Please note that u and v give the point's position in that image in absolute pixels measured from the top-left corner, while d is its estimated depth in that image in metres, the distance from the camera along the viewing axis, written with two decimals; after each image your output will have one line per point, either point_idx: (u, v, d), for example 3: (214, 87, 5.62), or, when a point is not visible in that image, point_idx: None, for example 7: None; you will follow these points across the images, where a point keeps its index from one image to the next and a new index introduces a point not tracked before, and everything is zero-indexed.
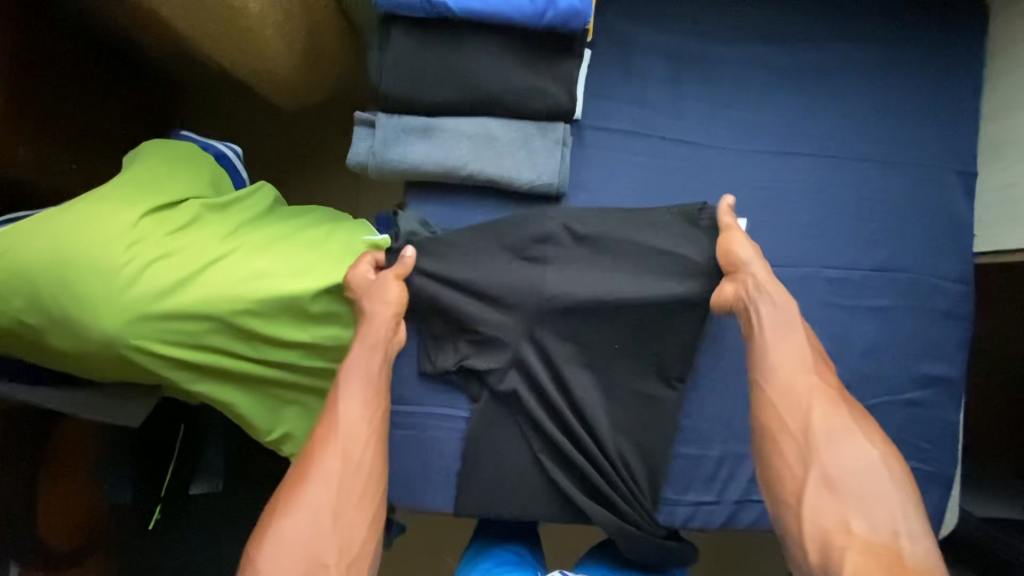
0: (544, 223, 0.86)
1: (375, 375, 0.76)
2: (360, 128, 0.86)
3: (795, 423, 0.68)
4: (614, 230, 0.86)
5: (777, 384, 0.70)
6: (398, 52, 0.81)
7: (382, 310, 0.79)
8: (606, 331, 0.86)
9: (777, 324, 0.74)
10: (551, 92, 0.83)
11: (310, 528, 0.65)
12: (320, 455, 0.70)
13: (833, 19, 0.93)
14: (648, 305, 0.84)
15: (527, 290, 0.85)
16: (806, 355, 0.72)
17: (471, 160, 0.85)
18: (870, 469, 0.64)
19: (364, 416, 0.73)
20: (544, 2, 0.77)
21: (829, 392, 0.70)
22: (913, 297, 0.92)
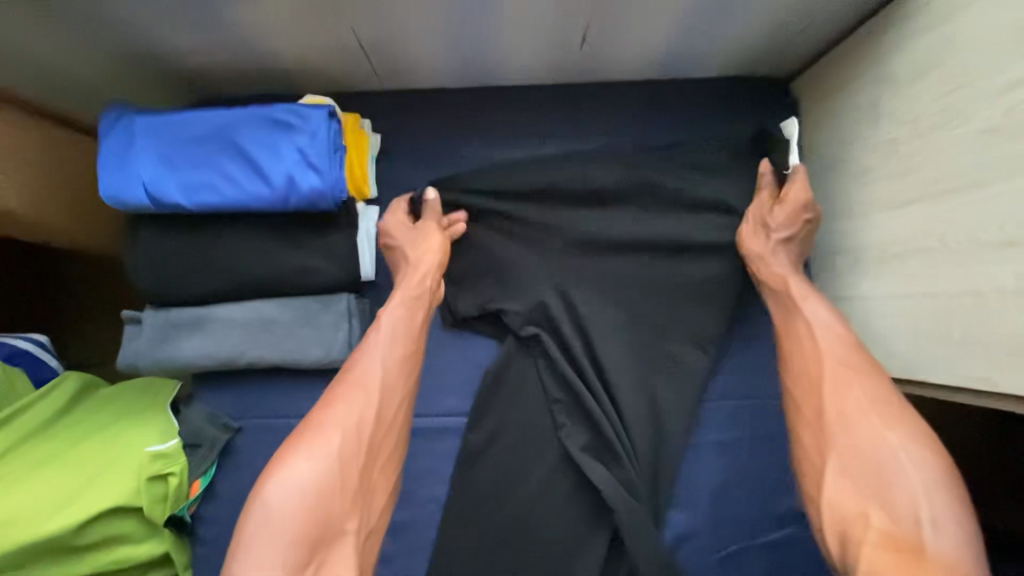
0: (565, 180, 0.83)
1: (410, 327, 0.76)
2: (129, 326, 0.80)
3: (829, 410, 0.65)
4: (649, 172, 0.83)
5: (804, 384, 0.69)
6: (153, 251, 0.76)
7: (424, 258, 0.78)
8: (630, 285, 0.84)
9: (795, 307, 0.74)
10: (321, 269, 0.77)
11: (325, 468, 0.63)
12: (349, 407, 0.68)
13: (633, 130, 0.88)
14: (667, 251, 0.83)
15: (554, 232, 0.84)
16: (848, 349, 0.68)
17: (250, 348, 0.79)
18: (890, 454, 0.60)
19: (398, 376, 0.73)
20: (284, 187, 0.71)
21: (855, 392, 0.65)
22: (761, 425, 0.85)
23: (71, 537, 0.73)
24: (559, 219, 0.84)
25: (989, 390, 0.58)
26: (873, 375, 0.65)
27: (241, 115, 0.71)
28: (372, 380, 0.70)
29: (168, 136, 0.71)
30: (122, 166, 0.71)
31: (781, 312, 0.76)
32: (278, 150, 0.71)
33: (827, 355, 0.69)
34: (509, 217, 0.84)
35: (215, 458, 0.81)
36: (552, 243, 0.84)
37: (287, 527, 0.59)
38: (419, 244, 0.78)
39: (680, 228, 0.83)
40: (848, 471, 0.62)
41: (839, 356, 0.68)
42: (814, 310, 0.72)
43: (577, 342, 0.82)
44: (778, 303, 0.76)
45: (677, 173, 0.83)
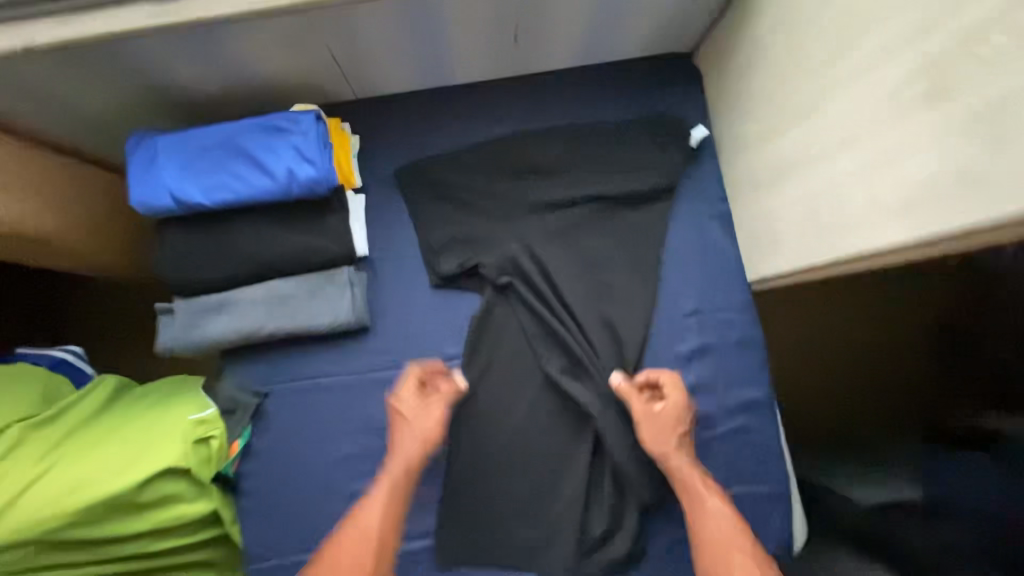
0: (518, 159, 1.02)
1: (401, 493, 0.85)
2: (163, 317, 0.93)
3: (720, 572, 0.77)
4: (585, 145, 1.02)
5: (699, 529, 0.82)
6: (180, 248, 0.91)
7: (418, 434, 0.88)
8: (583, 237, 1.02)
9: (697, 501, 0.84)
10: (323, 245, 0.92)
11: None
12: (350, 573, 0.78)
13: (571, 107, 1.05)
14: (607, 206, 1.02)
15: (514, 202, 1.01)
16: (733, 531, 0.80)
17: (268, 322, 0.92)
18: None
19: (391, 535, 0.83)
20: (286, 179, 0.86)
21: (741, 555, 0.78)
22: (709, 335, 1.00)
23: (134, 494, 0.84)
24: (516, 190, 1.01)
25: (849, 256, 0.75)
26: (747, 540, 0.79)
27: (243, 125, 0.87)
28: (371, 538, 0.81)
29: (183, 149, 0.86)
30: (147, 177, 0.85)
31: (688, 501, 0.85)
32: (277, 149, 0.86)
33: (726, 535, 0.80)
34: (477, 193, 1.01)
35: (249, 420, 0.94)
36: (514, 212, 1.01)
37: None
38: (422, 421, 0.88)
39: (616, 183, 1.00)
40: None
41: (725, 531, 0.80)
42: (715, 505, 0.83)
43: (544, 283, 0.99)
44: (681, 492, 0.86)
45: (607, 144, 1.02)
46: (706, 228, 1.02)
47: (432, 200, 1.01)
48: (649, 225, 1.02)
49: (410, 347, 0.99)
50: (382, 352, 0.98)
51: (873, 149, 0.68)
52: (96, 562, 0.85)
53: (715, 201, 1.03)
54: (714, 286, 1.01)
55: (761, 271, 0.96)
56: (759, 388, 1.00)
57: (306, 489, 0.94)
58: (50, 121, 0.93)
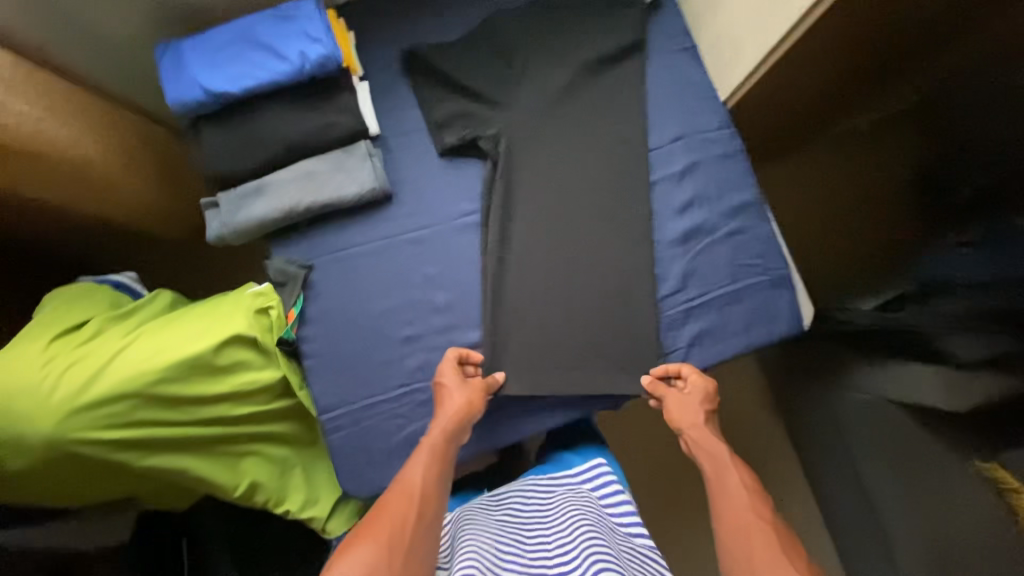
0: (497, 30, 1.11)
1: (446, 443, 0.90)
2: (208, 211, 1.03)
3: (738, 514, 0.80)
4: (556, 10, 1.13)
5: (719, 483, 0.86)
6: (214, 143, 1.01)
7: (457, 398, 0.94)
8: (567, 96, 1.11)
9: (721, 470, 0.87)
10: (339, 122, 1.03)
11: None
12: (398, 501, 0.80)
13: None
14: (584, 59, 1.11)
15: (497, 70, 1.11)
16: (755, 501, 0.81)
17: (303, 199, 1.03)
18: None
19: (435, 477, 0.85)
20: (299, 59, 0.97)
21: (757, 517, 0.78)
22: (696, 153, 1.11)
23: (213, 355, 0.94)
24: (500, 60, 1.11)
25: (801, 15, 0.89)
26: (771, 516, 0.79)
27: (254, 20, 0.99)
28: (415, 487, 0.82)
29: (206, 48, 0.97)
30: (179, 77, 0.97)
31: (712, 472, 0.88)
32: (288, 34, 0.98)
33: (744, 497, 0.82)
34: (460, 69, 1.10)
35: (300, 290, 1.04)
36: (499, 82, 1.10)
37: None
38: (464, 393, 0.95)
39: (589, 42, 1.11)
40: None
41: (753, 504, 0.81)
42: (737, 474, 0.85)
43: (535, 142, 1.10)
44: (707, 468, 0.89)
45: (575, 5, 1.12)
46: (677, 61, 1.13)
47: (427, 80, 1.11)
48: (625, 66, 1.12)
49: (431, 210, 1.09)
50: (406, 216, 1.08)
51: None
52: (186, 424, 0.94)
53: (680, 37, 1.14)
54: (692, 110, 1.12)
55: (732, 81, 1.10)
56: (748, 193, 1.10)
57: (363, 343, 1.04)
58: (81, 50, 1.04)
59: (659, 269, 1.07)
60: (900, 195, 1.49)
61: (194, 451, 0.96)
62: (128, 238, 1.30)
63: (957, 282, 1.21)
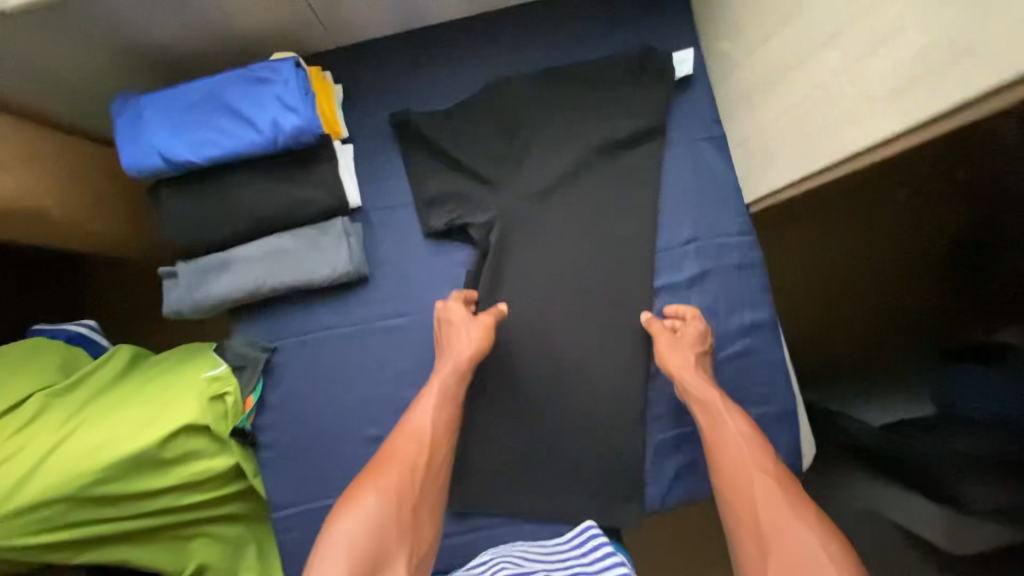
0: (501, 102, 1.00)
1: (453, 396, 0.89)
2: (167, 280, 0.95)
3: (744, 476, 0.77)
4: (570, 81, 1.00)
5: (719, 444, 0.82)
6: (175, 211, 0.91)
7: (458, 346, 0.91)
8: (573, 184, 1.00)
9: (718, 422, 0.83)
10: (315, 198, 0.92)
11: (361, 532, 0.72)
12: (404, 456, 0.82)
13: (552, 42, 1.02)
14: (596, 143, 0.99)
15: (497, 147, 1.00)
16: (757, 450, 0.79)
17: (269, 278, 0.93)
18: (805, 544, 0.68)
19: (442, 432, 0.86)
20: (272, 130, 0.86)
21: (761, 471, 0.77)
22: (708, 261, 0.99)
23: (157, 450, 0.87)
24: (501, 136, 1.00)
25: (844, 159, 0.71)
26: (768, 459, 0.78)
27: (224, 79, 0.86)
28: (424, 442, 0.84)
29: (166, 107, 0.85)
30: (133, 139, 0.85)
31: (708, 422, 0.85)
32: (261, 101, 0.86)
33: (742, 446, 0.80)
34: (457, 142, 0.99)
35: (260, 376, 0.96)
36: (498, 162, 1.00)
37: (354, 561, 0.70)
38: (472, 334, 0.91)
39: (603, 125, 1.00)
40: (758, 533, 0.72)
41: (758, 458, 0.78)
42: (733, 424, 0.82)
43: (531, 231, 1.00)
44: (702, 408, 0.86)
45: (591, 80, 1.00)
46: (700, 152, 1.01)
47: (419, 151, 1.00)
48: (640, 153, 1.01)
49: (409, 295, 0.99)
50: (383, 301, 0.99)
51: (854, 38, 0.64)
52: (125, 517, 0.88)
53: (707, 123, 1.01)
54: (711, 210, 1.00)
55: (760, 188, 0.93)
56: (761, 310, 0.99)
57: (323, 438, 0.97)
58: (39, 90, 0.93)
59: (653, 386, 0.99)
60: (921, 267, 1.25)
61: (137, 540, 0.91)
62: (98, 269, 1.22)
63: (965, 411, 0.97)
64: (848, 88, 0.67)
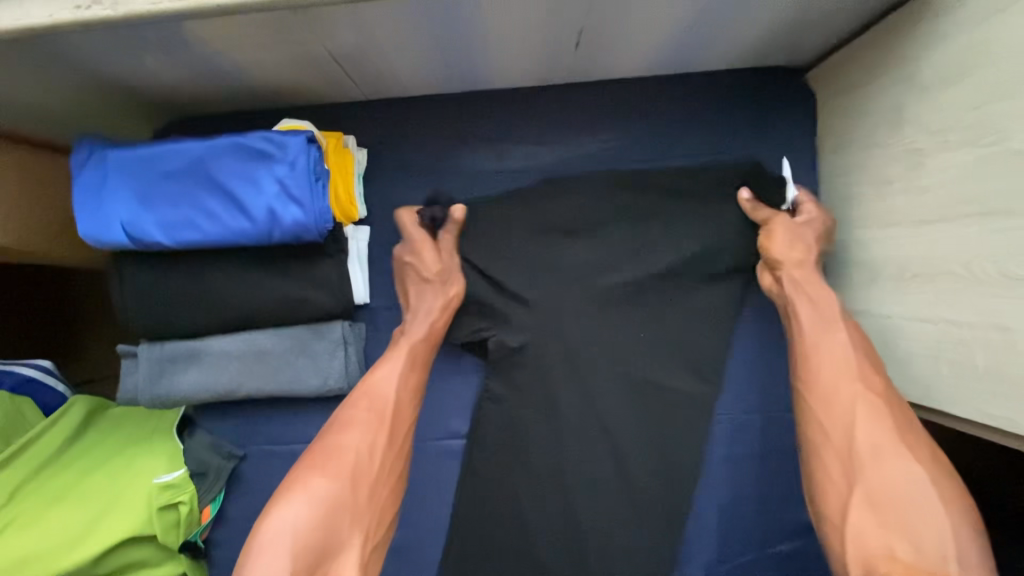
0: (557, 203, 0.81)
1: (424, 356, 0.76)
2: (126, 361, 0.79)
3: (840, 435, 0.62)
4: (647, 189, 0.81)
5: (819, 377, 0.66)
6: (143, 289, 0.74)
7: (442, 294, 0.78)
8: (631, 315, 0.80)
9: (817, 328, 0.68)
10: (313, 299, 0.75)
11: (308, 516, 0.60)
12: (361, 429, 0.68)
13: (633, 137, 0.83)
14: (670, 274, 0.79)
15: (544, 257, 0.80)
16: (853, 357, 0.66)
17: (244, 382, 0.78)
18: (911, 480, 0.57)
19: (409, 399, 0.73)
20: (266, 221, 0.68)
21: (868, 395, 0.63)
22: (768, 438, 0.83)
23: (90, 567, 0.75)
24: (551, 243, 0.80)
25: (1013, 432, 0.53)
26: (880, 380, 0.64)
27: (216, 146, 0.68)
28: (386, 404, 0.71)
29: (140, 171, 0.68)
30: (95, 205, 0.68)
31: (802, 335, 0.69)
32: (257, 182, 0.67)
33: (846, 367, 0.65)
34: (496, 245, 0.81)
35: (222, 486, 0.83)
36: (542, 274, 0.79)
37: (297, 549, 0.58)
38: (443, 282, 0.79)
39: (686, 251, 0.78)
40: (848, 455, 0.61)
41: (858, 380, 0.64)
42: (828, 338, 0.68)
43: (569, 368, 0.80)
44: (805, 322, 0.69)
45: (675, 192, 0.81)
46: None
47: None
48: (721, 292, 0.80)
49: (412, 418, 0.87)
50: None
51: None
52: None
53: None
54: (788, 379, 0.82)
55: None
56: None
57: None
58: None
59: (679, 573, 0.84)
60: None
61: None
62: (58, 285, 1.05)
63: None
64: None
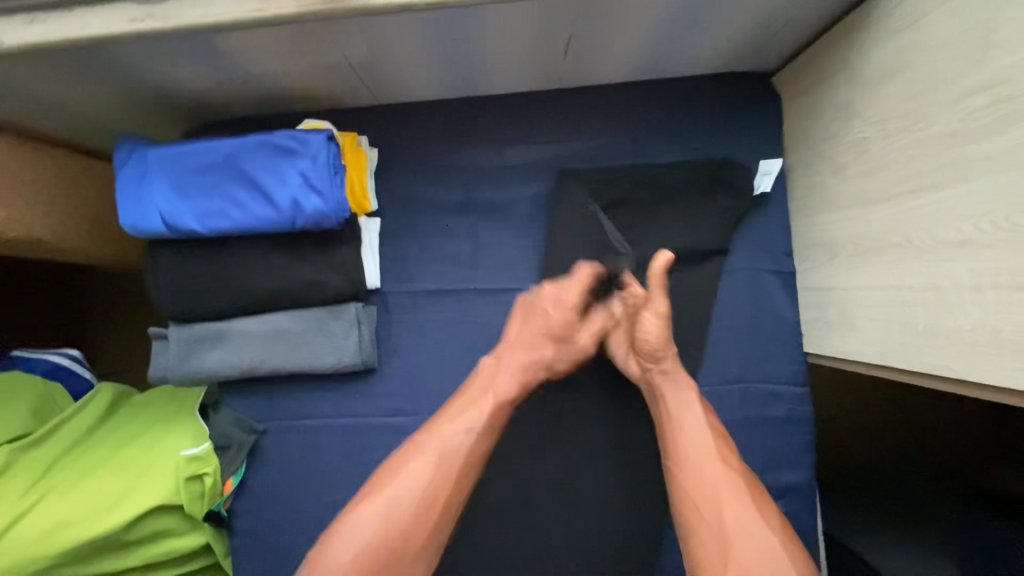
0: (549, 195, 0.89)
1: (502, 414, 0.73)
2: (158, 342, 0.86)
3: (710, 511, 0.66)
4: (632, 182, 0.89)
5: (685, 460, 0.70)
6: (176, 273, 0.82)
7: (542, 320, 0.79)
8: None
9: (677, 410, 0.75)
10: (330, 281, 0.83)
11: (360, 551, 0.61)
12: (429, 473, 0.66)
13: (618, 136, 0.92)
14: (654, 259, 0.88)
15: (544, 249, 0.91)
16: (710, 436, 0.72)
17: (266, 360, 0.85)
18: (769, 552, 0.61)
19: (480, 452, 0.70)
20: (290, 210, 0.76)
21: (729, 474, 0.68)
22: (750, 410, 0.89)
23: (123, 532, 0.81)
24: (547, 234, 0.91)
25: (950, 378, 0.61)
26: (730, 458, 0.70)
27: (247, 143, 0.76)
28: (458, 455, 0.68)
29: (177, 166, 0.76)
30: (135, 196, 0.76)
31: (665, 418, 0.75)
32: (283, 174, 0.76)
33: (706, 446, 0.71)
34: None
35: (243, 458, 0.89)
36: (541, 263, 0.91)
37: None
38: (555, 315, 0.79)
39: (664, 236, 0.88)
40: (721, 534, 0.64)
41: (717, 458, 0.70)
42: (695, 418, 0.74)
43: None
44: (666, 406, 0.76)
45: (657, 185, 0.89)
46: (763, 286, 0.89)
47: (453, 236, 0.91)
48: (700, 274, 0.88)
49: None
50: (388, 395, 0.90)
51: (998, 262, 0.54)
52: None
53: (777, 254, 0.89)
54: (763, 353, 0.89)
55: (823, 347, 0.82)
56: (801, 471, 0.89)
57: (299, 534, 0.90)
58: (39, 111, 0.81)
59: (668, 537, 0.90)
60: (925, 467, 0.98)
61: None
62: (84, 281, 1.11)
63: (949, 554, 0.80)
64: (977, 309, 0.56)
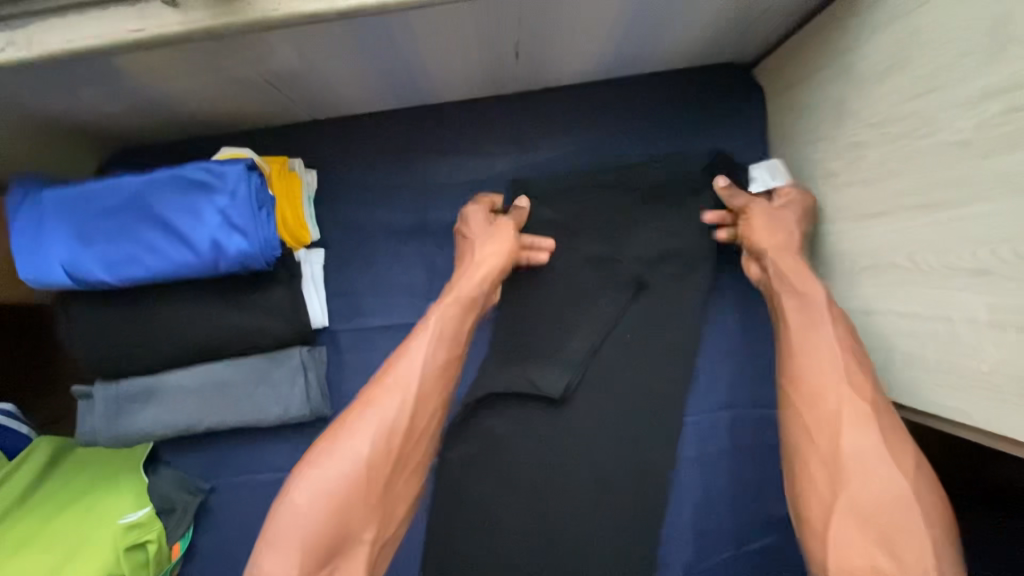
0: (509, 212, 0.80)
1: (457, 334, 0.67)
2: (82, 402, 0.77)
3: (823, 440, 0.56)
4: (601, 192, 0.80)
5: (802, 379, 0.60)
6: (94, 328, 0.73)
7: (486, 265, 0.71)
8: None
9: (812, 320, 0.62)
10: (268, 326, 0.74)
11: (318, 509, 0.55)
12: (384, 413, 0.59)
13: (584, 141, 0.82)
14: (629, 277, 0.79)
15: None
16: (838, 352, 0.59)
17: (204, 415, 0.76)
18: (893, 493, 0.52)
19: (438, 381, 0.64)
20: (210, 252, 0.66)
21: (855, 392, 0.57)
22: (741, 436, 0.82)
23: None
24: None
25: (962, 422, 0.53)
26: (871, 382, 0.58)
27: (155, 178, 0.67)
28: (411, 387, 0.61)
29: (78, 209, 0.67)
30: (33, 247, 0.67)
31: (794, 324, 0.64)
32: (198, 212, 0.66)
33: (829, 364, 0.59)
34: None
35: (190, 522, 0.81)
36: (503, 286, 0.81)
37: (308, 546, 0.54)
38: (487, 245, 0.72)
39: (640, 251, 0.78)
40: (834, 463, 0.55)
41: (841, 370, 0.58)
42: (826, 334, 0.61)
43: None
44: (796, 314, 0.64)
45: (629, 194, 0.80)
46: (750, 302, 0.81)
47: (406, 264, 0.82)
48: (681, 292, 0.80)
49: None
50: None
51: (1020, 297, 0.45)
52: None
53: None
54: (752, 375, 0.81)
55: None
56: None
57: None
58: None
59: None
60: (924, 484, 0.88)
61: None
62: None
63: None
64: (994, 349, 0.48)
